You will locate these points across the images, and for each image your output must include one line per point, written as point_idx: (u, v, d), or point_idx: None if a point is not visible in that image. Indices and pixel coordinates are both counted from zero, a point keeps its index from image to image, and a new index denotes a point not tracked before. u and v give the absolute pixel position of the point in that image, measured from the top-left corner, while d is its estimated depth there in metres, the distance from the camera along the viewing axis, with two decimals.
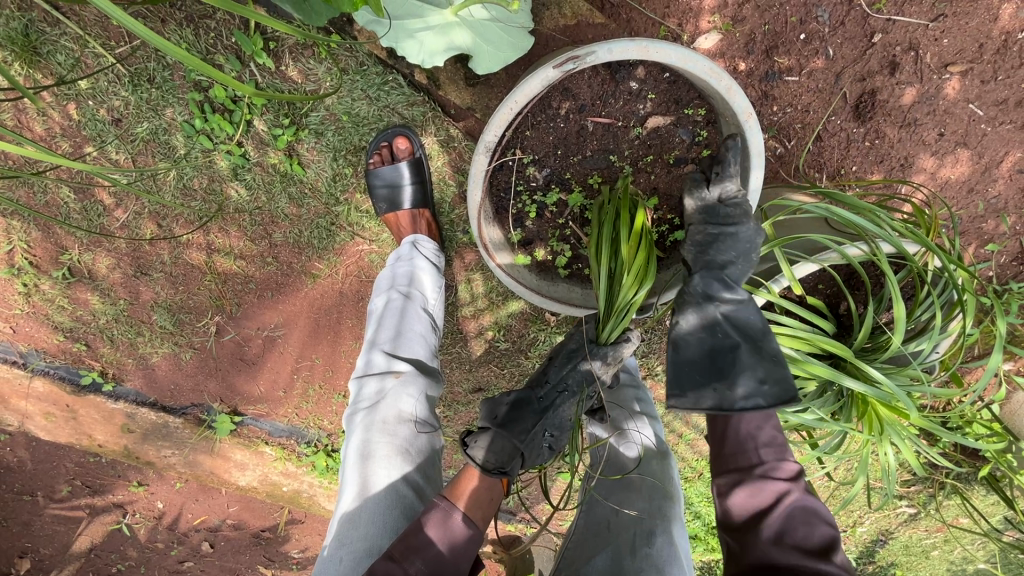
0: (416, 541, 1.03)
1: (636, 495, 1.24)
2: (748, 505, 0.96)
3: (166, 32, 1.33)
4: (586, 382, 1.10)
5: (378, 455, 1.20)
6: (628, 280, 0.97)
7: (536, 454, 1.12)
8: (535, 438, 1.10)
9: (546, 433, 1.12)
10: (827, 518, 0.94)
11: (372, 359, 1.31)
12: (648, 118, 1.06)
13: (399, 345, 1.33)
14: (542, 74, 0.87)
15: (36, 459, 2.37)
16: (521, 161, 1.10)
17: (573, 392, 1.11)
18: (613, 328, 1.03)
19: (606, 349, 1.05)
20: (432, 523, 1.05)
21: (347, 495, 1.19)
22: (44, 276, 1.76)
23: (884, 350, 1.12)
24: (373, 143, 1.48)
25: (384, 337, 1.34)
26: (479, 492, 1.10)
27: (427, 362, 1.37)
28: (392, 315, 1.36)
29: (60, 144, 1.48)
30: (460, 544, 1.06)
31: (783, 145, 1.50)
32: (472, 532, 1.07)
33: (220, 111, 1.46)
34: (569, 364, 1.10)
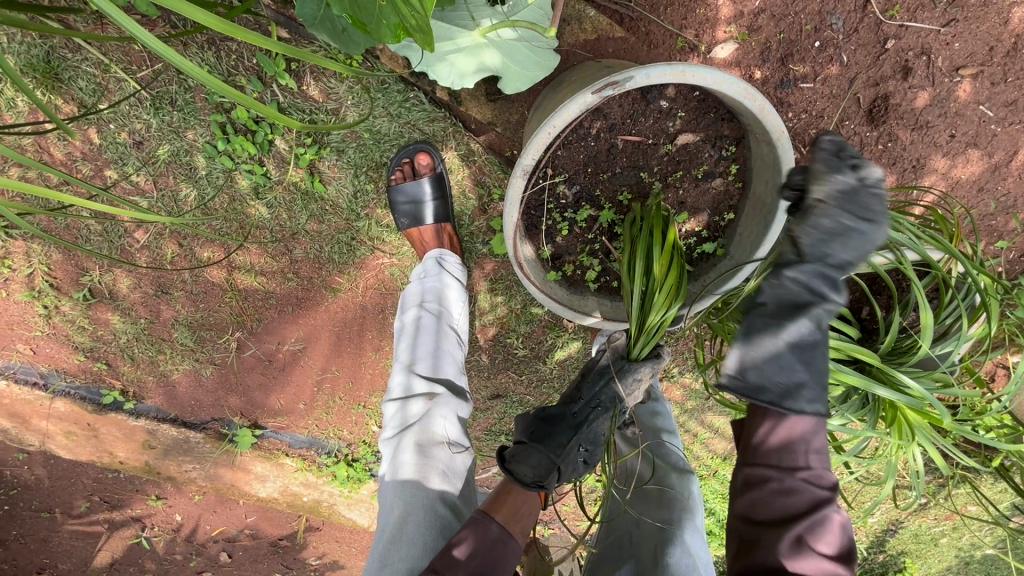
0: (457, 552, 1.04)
1: (655, 507, 1.25)
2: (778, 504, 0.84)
3: (188, 55, 1.33)
4: (618, 398, 1.10)
5: (417, 476, 1.23)
6: (658, 299, 1.00)
7: (571, 468, 1.12)
8: (569, 454, 1.09)
9: (581, 448, 1.11)
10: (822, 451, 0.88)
11: (407, 380, 1.34)
12: (677, 135, 1.07)
13: (432, 365, 1.36)
14: (582, 99, 0.88)
15: (54, 476, 2.38)
16: (552, 180, 1.11)
17: (605, 407, 1.10)
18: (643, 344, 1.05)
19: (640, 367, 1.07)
20: (471, 534, 1.07)
21: (389, 515, 1.21)
22: (64, 298, 1.76)
23: (911, 354, 1.15)
24: (395, 159, 1.50)
25: (418, 357, 1.36)
26: (516, 505, 1.11)
27: (459, 381, 1.39)
28: (425, 335, 1.38)
29: (81, 167, 1.48)
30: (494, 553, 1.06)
31: (798, 150, 1.52)
32: (510, 543, 1.08)
33: (241, 132, 1.47)
34: (601, 379, 1.11)
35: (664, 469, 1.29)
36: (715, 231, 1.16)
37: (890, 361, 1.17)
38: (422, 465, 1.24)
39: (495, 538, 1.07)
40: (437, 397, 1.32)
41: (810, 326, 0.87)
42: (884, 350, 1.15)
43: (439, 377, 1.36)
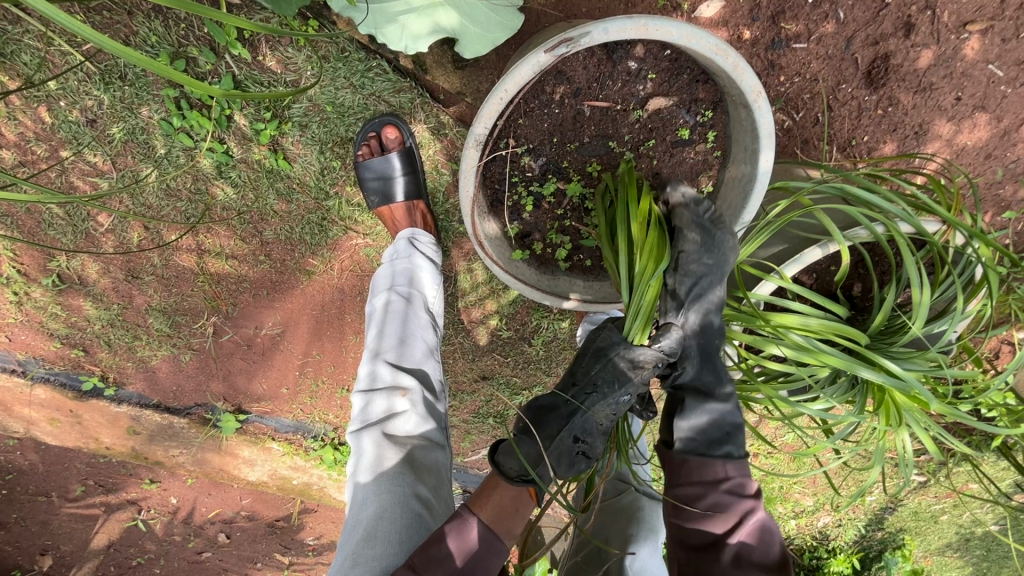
0: (438, 554, 1.01)
1: (629, 519, 1.19)
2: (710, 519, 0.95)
3: (134, 25, 1.25)
4: (617, 382, 0.97)
5: (388, 473, 1.18)
6: (641, 261, 0.93)
7: (567, 464, 1.02)
8: (560, 443, 1.00)
9: (572, 438, 1.00)
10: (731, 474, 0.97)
11: (376, 371, 1.27)
12: (649, 100, 0.99)
13: (403, 355, 1.30)
14: (533, 59, 0.80)
15: (47, 461, 2.38)
16: (515, 151, 1.03)
17: (602, 394, 0.97)
18: (638, 326, 0.96)
19: (637, 352, 0.95)
20: (455, 536, 1.02)
21: (362, 512, 1.15)
22: (34, 284, 1.72)
23: (902, 334, 1.08)
24: (361, 134, 1.42)
25: (387, 346, 1.29)
26: (508, 505, 1.05)
27: (431, 369, 1.33)
28: (393, 321, 1.31)
29: (35, 148, 1.42)
30: (478, 553, 1.02)
31: (791, 117, 1.42)
32: (497, 543, 1.03)
33: (197, 107, 1.40)
34: (598, 361, 0.99)
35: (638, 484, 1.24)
36: None
37: (879, 340, 1.10)
38: (394, 459, 1.19)
39: (480, 540, 1.03)
40: (407, 390, 1.26)
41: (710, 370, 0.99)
42: (873, 330, 1.09)
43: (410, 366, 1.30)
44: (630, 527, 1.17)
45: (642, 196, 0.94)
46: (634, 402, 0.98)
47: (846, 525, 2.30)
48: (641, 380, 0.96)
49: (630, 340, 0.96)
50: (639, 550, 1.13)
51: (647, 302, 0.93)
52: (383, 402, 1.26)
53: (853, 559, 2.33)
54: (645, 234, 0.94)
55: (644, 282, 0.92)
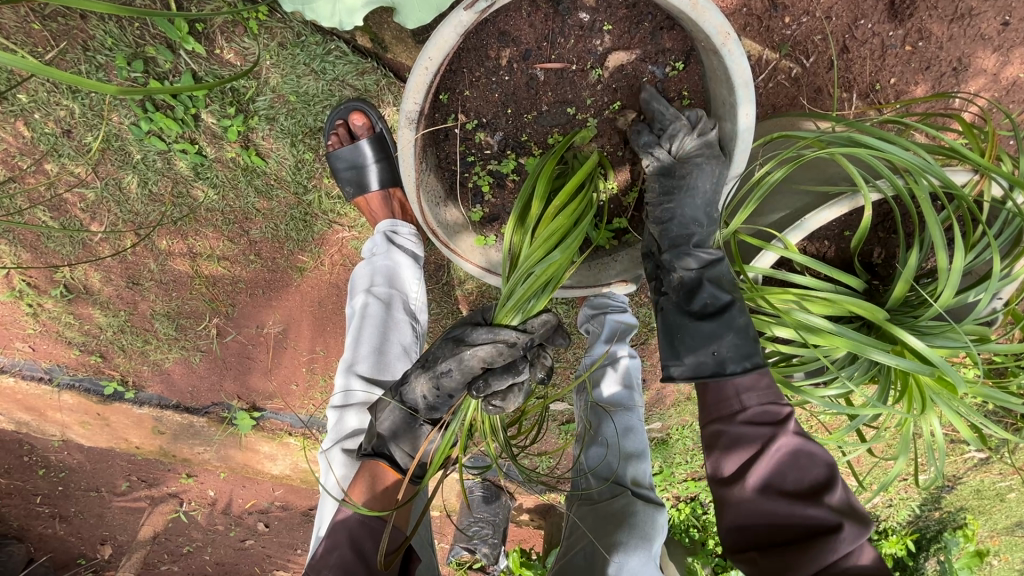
0: (324, 549, 0.94)
1: (615, 528, 1.10)
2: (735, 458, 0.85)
3: (89, 29, 1.22)
4: (440, 355, 0.86)
5: None
6: (531, 245, 0.83)
7: (410, 438, 0.97)
8: (392, 414, 0.95)
9: (409, 413, 0.95)
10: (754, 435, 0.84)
11: (350, 385, 1.21)
12: (609, 56, 0.88)
13: (378, 366, 1.22)
14: (453, 19, 0.70)
15: (92, 459, 2.51)
16: (467, 127, 0.94)
17: (426, 366, 0.88)
18: (506, 310, 0.83)
19: (481, 333, 0.84)
20: (335, 527, 0.96)
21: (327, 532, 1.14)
22: (45, 295, 1.77)
23: (928, 304, 0.93)
24: (328, 122, 1.34)
25: (362, 357, 1.22)
26: (370, 483, 0.98)
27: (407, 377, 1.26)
28: (369, 327, 1.24)
29: (21, 163, 1.43)
30: (357, 531, 0.94)
31: (800, 65, 1.25)
32: (375, 521, 0.95)
33: (163, 108, 1.36)
34: (439, 339, 0.90)
35: (628, 492, 1.14)
36: None
37: (902, 313, 0.96)
38: None
39: (356, 523, 0.95)
40: None
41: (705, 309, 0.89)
42: (893, 304, 0.94)
43: (386, 379, 1.23)
44: (617, 534, 1.08)
45: (578, 174, 0.84)
46: (459, 377, 0.85)
47: (897, 504, 2.11)
48: (459, 357, 0.83)
49: (493, 320, 0.86)
50: (626, 560, 1.05)
51: (525, 290, 0.82)
52: (356, 417, 1.21)
53: (906, 540, 2.15)
54: (552, 217, 0.84)
55: (527, 266, 0.82)
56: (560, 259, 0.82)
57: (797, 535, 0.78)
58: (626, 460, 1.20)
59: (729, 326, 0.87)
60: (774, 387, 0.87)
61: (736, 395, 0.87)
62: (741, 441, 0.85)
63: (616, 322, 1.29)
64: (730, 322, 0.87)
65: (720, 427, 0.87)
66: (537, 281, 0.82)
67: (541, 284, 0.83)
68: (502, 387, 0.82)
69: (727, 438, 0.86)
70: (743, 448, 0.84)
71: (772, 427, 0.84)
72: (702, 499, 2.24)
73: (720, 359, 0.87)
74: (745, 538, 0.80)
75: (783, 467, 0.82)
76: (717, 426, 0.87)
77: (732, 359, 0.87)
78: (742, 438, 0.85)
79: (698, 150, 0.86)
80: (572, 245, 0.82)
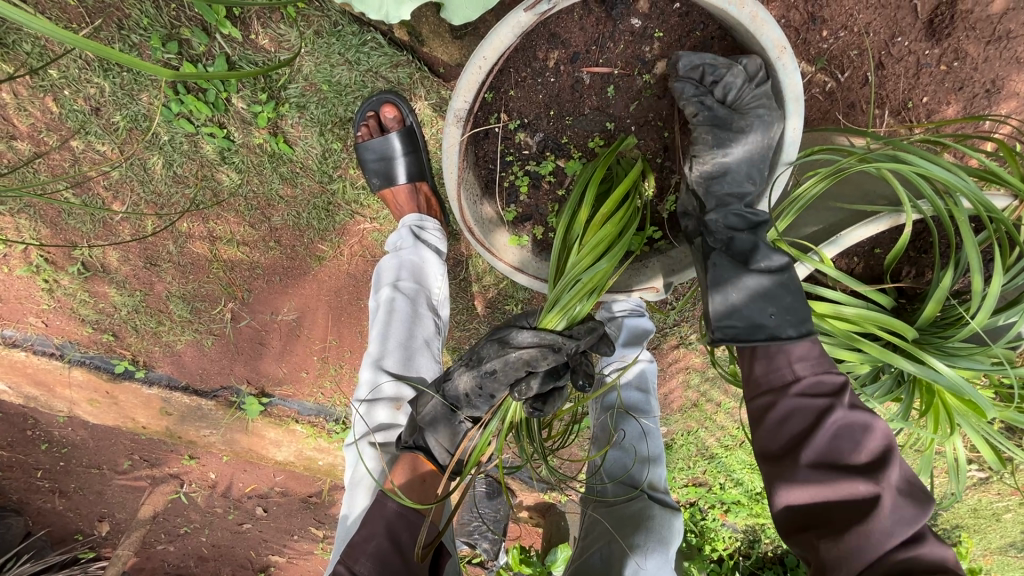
0: (358, 539, 0.94)
1: (633, 530, 1.11)
2: (785, 431, 0.82)
3: (125, 8, 1.21)
4: (486, 354, 0.88)
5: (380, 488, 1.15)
6: (579, 254, 0.86)
7: (448, 433, 0.96)
8: (433, 407, 0.97)
9: (450, 409, 0.96)
10: (806, 407, 0.81)
11: (374, 380, 1.21)
12: (657, 62, 0.88)
13: (402, 362, 1.23)
14: (511, 20, 0.70)
15: (96, 437, 2.51)
16: (508, 126, 0.94)
17: (472, 364, 0.90)
18: (552, 317, 0.86)
19: (527, 335, 0.86)
20: (370, 517, 0.96)
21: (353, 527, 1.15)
22: (62, 272, 1.77)
23: (960, 326, 0.93)
24: (359, 113, 1.34)
25: (385, 352, 1.22)
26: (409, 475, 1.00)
27: (430, 372, 1.26)
28: (394, 323, 1.24)
29: (47, 139, 1.42)
30: (394, 523, 0.94)
31: (834, 79, 1.25)
32: (410, 514, 0.96)
33: (194, 91, 1.36)
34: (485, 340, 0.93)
35: (645, 495, 1.16)
36: None
37: (930, 333, 0.96)
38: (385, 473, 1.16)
39: (393, 514, 0.95)
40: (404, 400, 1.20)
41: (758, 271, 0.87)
42: (922, 323, 0.94)
43: (409, 372, 1.23)
44: (636, 535, 1.09)
45: (625, 184, 0.86)
46: (502, 377, 0.86)
47: None
48: (505, 357, 0.85)
49: (538, 325, 0.88)
50: (644, 562, 1.06)
51: (572, 296, 0.85)
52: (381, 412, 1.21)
53: None
54: (598, 225, 0.87)
55: (574, 274, 0.85)
56: (606, 268, 0.85)
57: (847, 515, 0.74)
58: (641, 463, 1.22)
59: (786, 288, 0.86)
60: (823, 356, 0.85)
61: (789, 363, 0.84)
62: (793, 415, 0.82)
63: (634, 325, 1.31)
64: (787, 283, 0.86)
65: (773, 399, 0.84)
66: (584, 287, 0.85)
67: (588, 290, 0.86)
68: (541, 389, 0.86)
69: (778, 409, 0.84)
70: (796, 420, 0.82)
71: (828, 400, 0.80)
72: (701, 506, 2.26)
73: (776, 323, 0.85)
74: (802, 516, 0.78)
75: (835, 442, 0.79)
76: (766, 399, 0.85)
77: (788, 323, 0.85)
78: (796, 411, 0.82)
79: (698, 115, 0.86)
80: (617, 253, 0.85)
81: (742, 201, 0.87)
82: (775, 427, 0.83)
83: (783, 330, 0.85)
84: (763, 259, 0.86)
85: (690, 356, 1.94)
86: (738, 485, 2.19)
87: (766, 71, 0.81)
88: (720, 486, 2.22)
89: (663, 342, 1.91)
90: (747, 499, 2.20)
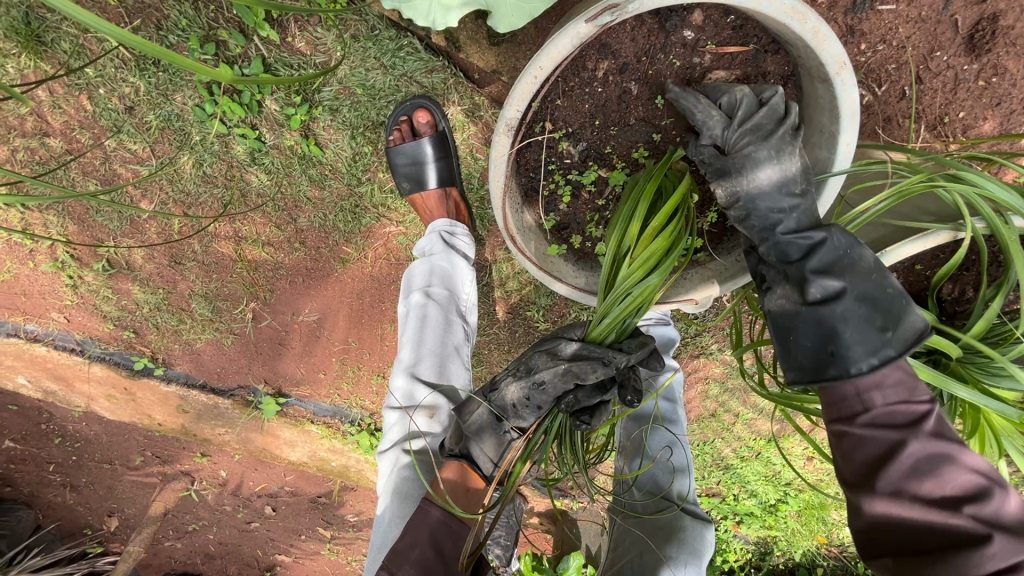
0: (401, 546, 0.97)
1: (665, 541, 1.10)
2: (861, 452, 0.74)
3: (165, 9, 1.22)
4: (537, 366, 0.92)
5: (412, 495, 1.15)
6: (630, 268, 0.87)
7: (494, 443, 0.99)
8: (479, 414, 0.99)
9: (496, 418, 0.98)
10: (876, 434, 0.74)
11: (401, 387, 1.21)
12: (707, 74, 0.87)
13: (430, 368, 1.22)
14: (572, 30, 0.70)
15: (110, 432, 2.52)
16: (553, 135, 0.94)
17: (521, 376, 0.93)
18: (601, 329, 0.90)
19: (578, 349, 0.90)
20: (413, 525, 0.99)
21: (386, 537, 1.15)
22: (86, 268, 1.78)
23: (1007, 346, 0.92)
24: (392, 118, 1.35)
25: (412, 359, 1.22)
26: (454, 484, 1.03)
27: (459, 379, 1.26)
28: (423, 330, 1.24)
29: (80, 136, 1.43)
30: (438, 531, 0.97)
31: (871, 92, 1.24)
32: (455, 523, 0.98)
33: (229, 92, 1.37)
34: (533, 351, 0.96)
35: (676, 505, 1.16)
36: None
37: (973, 352, 0.95)
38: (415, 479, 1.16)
39: (437, 522, 0.98)
40: (433, 406, 1.20)
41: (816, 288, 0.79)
42: (967, 342, 0.93)
43: (441, 380, 1.23)
44: (670, 547, 1.09)
45: (675, 197, 0.85)
46: (550, 391, 0.90)
47: None
48: (557, 370, 0.89)
49: (586, 336, 0.92)
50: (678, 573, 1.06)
51: (622, 309, 0.87)
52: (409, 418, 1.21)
53: None
54: (648, 239, 0.87)
55: (625, 288, 0.87)
56: (656, 283, 0.86)
57: (939, 545, 0.65)
58: (672, 475, 1.21)
59: (845, 317, 0.77)
60: (903, 385, 0.76)
61: (857, 392, 0.76)
62: (866, 436, 0.75)
63: (661, 333, 1.32)
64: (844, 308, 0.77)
65: (842, 428, 0.78)
66: (634, 301, 0.87)
67: (637, 303, 0.87)
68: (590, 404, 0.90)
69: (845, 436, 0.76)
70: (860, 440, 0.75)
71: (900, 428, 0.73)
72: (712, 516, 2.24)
73: (843, 359, 0.77)
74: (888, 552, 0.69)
75: (915, 475, 0.70)
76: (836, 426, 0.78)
77: (857, 356, 0.76)
78: (866, 441, 0.75)
79: (746, 137, 0.81)
80: (667, 266, 0.85)
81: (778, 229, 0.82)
82: (845, 454, 0.76)
83: (852, 369, 0.76)
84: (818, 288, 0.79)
85: (709, 366, 1.94)
86: (752, 496, 2.18)
87: (742, 107, 0.82)
88: (733, 497, 2.20)
89: (683, 351, 1.91)
90: (760, 510, 2.19)
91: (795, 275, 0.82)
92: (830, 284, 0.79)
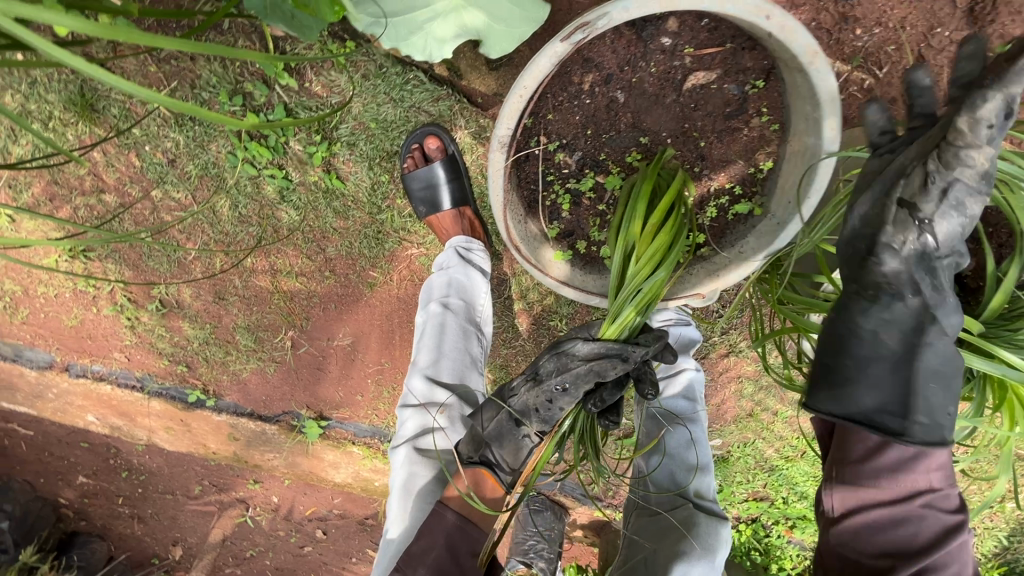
0: (417, 549, 1.05)
1: (678, 538, 1.11)
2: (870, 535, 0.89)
3: (197, 69, 1.34)
4: (555, 369, 0.95)
5: (421, 491, 1.22)
6: (636, 266, 0.90)
7: (513, 448, 1.03)
8: (498, 421, 1.02)
9: (513, 422, 1.01)
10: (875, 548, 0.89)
11: (414, 387, 1.27)
12: (688, 76, 0.92)
13: (443, 371, 1.28)
14: (550, 50, 0.75)
15: (171, 463, 2.67)
16: (548, 147, 0.99)
17: (540, 381, 0.96)
18: (614, 329, 0.93)
19: (594, 347, 0.93)
20: (429, 529, 1.06)
21: (395, 527, 1.22)
22: (142, 309, 1.93)
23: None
24: (404, 146, 1.44)
25: (426, 361, 1.28)
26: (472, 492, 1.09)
27: (473, 384, 1.32)
28: (438, 335, 1.29)
29: (131, 189, 1.58)
30: (454, 535, 1.05)
31: (872, 76, 1.24)
32: (470, 529, 1.06)
33: (257, 138, 1.49)
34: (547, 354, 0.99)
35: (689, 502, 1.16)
36: (751, 186, 0.98)
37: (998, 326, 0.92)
38: (424, 476, 1.23)
39: (452, 527, 1.05)
40: (444, 406, 1.26)
41: (882, 349, 0.84)
42: (988, 316, 0.91)
43: (454, 383, 1.28)
44: (682, 544, 1.10)
45: (670, 194, 0.90)
46: (572, 393, 0.93)
47: None
48: (578, 371, 0.91)
49: (599, 335, 0.94)
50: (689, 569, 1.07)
51: (632, 307, 0.90)
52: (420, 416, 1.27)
53: None
54: (648, 236, 0.90)
55: (635, 285, 0.90)
56: (664, 276, 0.89)
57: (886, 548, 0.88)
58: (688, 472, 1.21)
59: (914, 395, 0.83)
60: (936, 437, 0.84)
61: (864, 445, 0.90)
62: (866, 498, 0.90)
63: (681, 333, 1.31)
64: (909, 380, 0.82)
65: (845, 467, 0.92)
66: (644, 297, 0.90)
67: (644, 301, 0.90)
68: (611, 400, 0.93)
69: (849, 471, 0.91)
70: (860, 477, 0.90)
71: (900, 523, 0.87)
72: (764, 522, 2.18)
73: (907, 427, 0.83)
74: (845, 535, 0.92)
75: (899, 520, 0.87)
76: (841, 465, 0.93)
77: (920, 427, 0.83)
78: (864, 475, 0.89)
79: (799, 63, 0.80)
80: (672, 262, 0.89)
81: (869, 288, 0.82)
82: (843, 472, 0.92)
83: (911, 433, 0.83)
84: (876, 349, 0.84)
85: (740, 364, 1.91)
86: (802, 498, 2.10)
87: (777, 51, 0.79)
88: (783, 500, 2.14)
89: (711, 351, 1.90)
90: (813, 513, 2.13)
91: (864, 333, 0.84)
92: (908, 354, 0.82)
